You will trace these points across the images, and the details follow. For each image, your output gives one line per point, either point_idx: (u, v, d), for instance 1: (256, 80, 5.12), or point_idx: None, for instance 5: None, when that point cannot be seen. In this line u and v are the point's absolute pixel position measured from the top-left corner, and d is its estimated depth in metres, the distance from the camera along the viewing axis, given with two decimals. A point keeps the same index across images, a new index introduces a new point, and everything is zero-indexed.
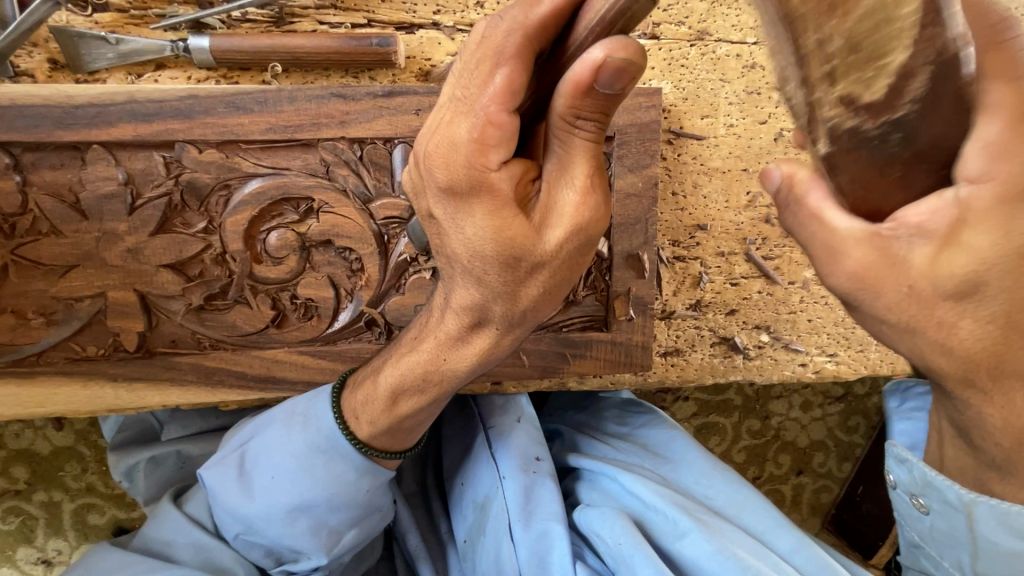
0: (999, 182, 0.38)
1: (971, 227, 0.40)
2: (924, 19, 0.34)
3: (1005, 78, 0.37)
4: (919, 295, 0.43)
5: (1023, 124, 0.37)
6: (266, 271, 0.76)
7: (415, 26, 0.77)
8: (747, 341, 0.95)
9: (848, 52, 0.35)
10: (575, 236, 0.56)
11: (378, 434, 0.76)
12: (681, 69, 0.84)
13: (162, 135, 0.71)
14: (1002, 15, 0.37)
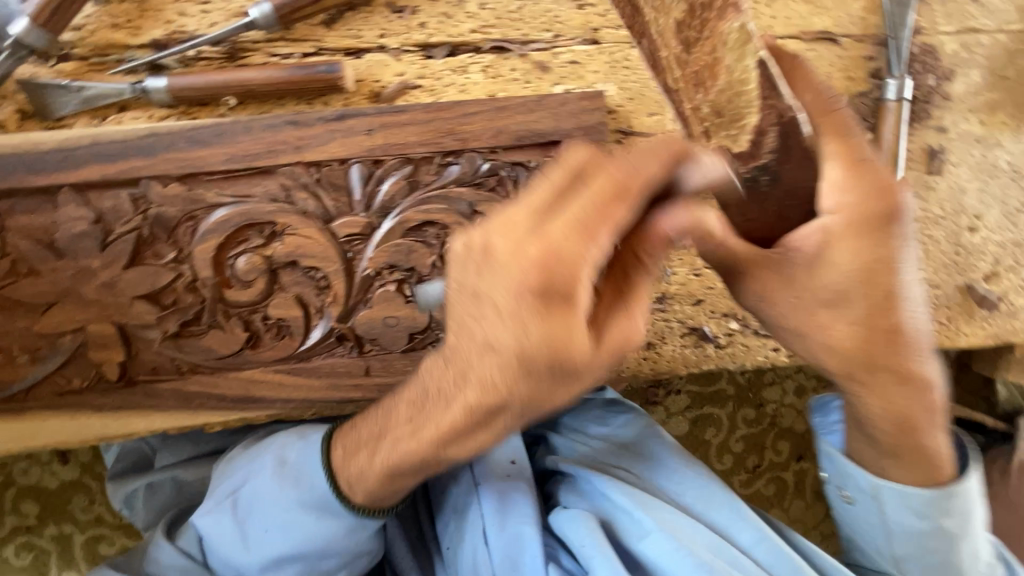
0: (848, 213, 0.60)
1: (837, 248, 0.61)
2: (763, 95, 0.59)
3: (838, 136, 0.60)
4: (800, 304, 0.65)
5: (854, 166, 0.60)
6: (237, 295, 0.80)
7: (362, 50, 0.80)
8: (716, 330, 0.96)
9: (716, 115, 0.63)
10: (614, 360, 0.58)
11: (376, 499, 0.78)
12: (625, 71, 0.86)
13: (129, 173, 0.75)
14: (833, 93, 0.60)
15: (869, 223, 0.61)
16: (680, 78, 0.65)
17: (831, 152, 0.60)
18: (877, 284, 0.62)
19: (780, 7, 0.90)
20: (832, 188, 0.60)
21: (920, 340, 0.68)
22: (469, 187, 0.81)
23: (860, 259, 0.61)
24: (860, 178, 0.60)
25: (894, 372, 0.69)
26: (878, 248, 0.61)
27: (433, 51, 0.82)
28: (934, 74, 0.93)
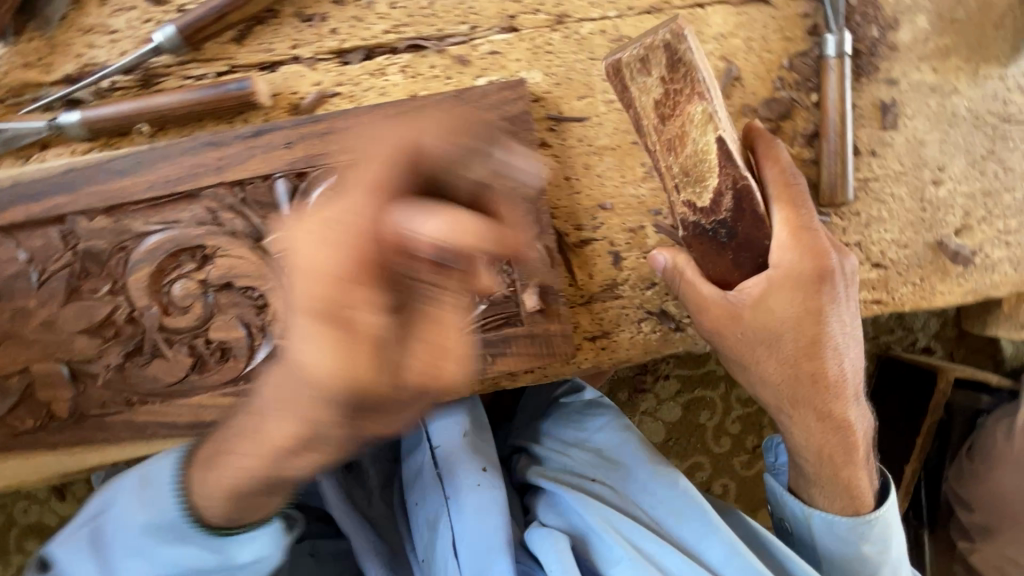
0: (788, 269, 0.79)
1: (776, 297, 0.79)
2: (724, 164, 0.75)
3: (786, 205, 0.80)
4: (743, 339, 0.81)
5: (796, 232, 0.79)
6: (176, 321, 0.79)
7: (276, 64, 0.80)
8: (677, 312, 0.93)
9: (683, 175, 0.77)
10: (428, 388, 0.47)
11: (229, 515, 0.69)
12: (548, 55, 0.84)
13: (54, 211, 0.75)
14: (792, 170, 0.81)
15: (807, 279, 0.79)
16: (656, 141, 0.76)
17: (782, 216, 0.80)
18: (807, 329, 0.80)
19: None
20: (781, 245, 0.79)
21: (847, 377, 0.85)
22: None
23: (792, 308, 0.79)
24: (801, 241, 0.79)
25: (826, 396, 0.85)
26: (812, 300, 0.79)
27: (348, 56, 0.81)
28: (877, 25, 0.89)
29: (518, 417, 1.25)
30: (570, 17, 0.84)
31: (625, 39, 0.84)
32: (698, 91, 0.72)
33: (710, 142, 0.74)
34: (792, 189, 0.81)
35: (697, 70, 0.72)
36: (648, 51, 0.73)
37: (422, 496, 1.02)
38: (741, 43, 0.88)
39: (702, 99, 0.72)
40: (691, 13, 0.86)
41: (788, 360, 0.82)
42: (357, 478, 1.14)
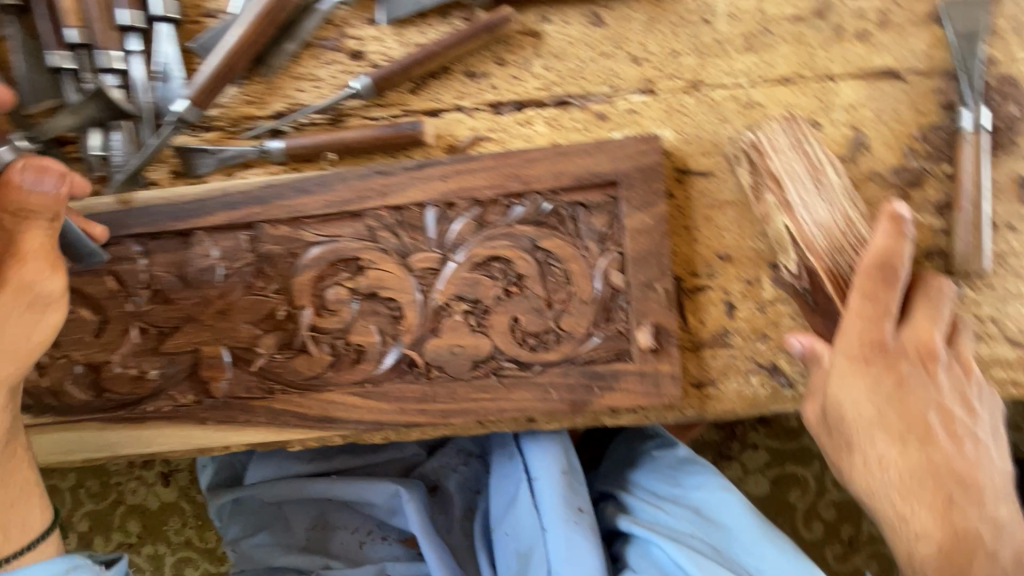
0: (857, 354, 0.79)
1: (843, 384, 0.80)
2: (794, 241, 0.82)
3: (859, 292, 0.79)
4: (830, 424, 0.83)
5: (866, 320, 0.78)
6: (325, 322, 0.89)
7: (442, 111, 0.92)
8: (789, 369, 0.92)
9: (777, 242, 0.86)
10: (26, 295, 0.73)
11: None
12: (680, 116, 0.91)
13: (247, 218, 0.89)
14: (884, 250, 0.78)
15: (873, 364, 0.79)
16: (760, 213, 0.87)
17: (854, 305, 0.79)
18: (882, 411, 0.79)
19: (838, 49, 0.90)
20: (847, 331, 0.79)
21: (949, 462, 0.79)
22: (531, 225, 0.88)
23: (859, 395, 0.79)
24: (867, 330, 0.78)
25: (924, 486, 0.78)
26: (881, 388, 0.78)
27: (502, 108, 0.92)
28: (1015, 103, 0.90)
29: (613, 463, 1.21)
30: (704, 84, 0.91)
31: (757, 105, 0.90)
32: (772, 182, 0.83)
33: (780, 226, 0.83)
34: (879, 273, 0.78)
35: (769, 163, 0.83)
36: (738, 154, 0.88)
37: (513, 527, 1.01)
38: (871, 113, 0.90)
39: (776, 189, 0.82)
40: (822, 86, 0.90)
41: (873, 448, 0.79)
42: (441, 504, 1.15)
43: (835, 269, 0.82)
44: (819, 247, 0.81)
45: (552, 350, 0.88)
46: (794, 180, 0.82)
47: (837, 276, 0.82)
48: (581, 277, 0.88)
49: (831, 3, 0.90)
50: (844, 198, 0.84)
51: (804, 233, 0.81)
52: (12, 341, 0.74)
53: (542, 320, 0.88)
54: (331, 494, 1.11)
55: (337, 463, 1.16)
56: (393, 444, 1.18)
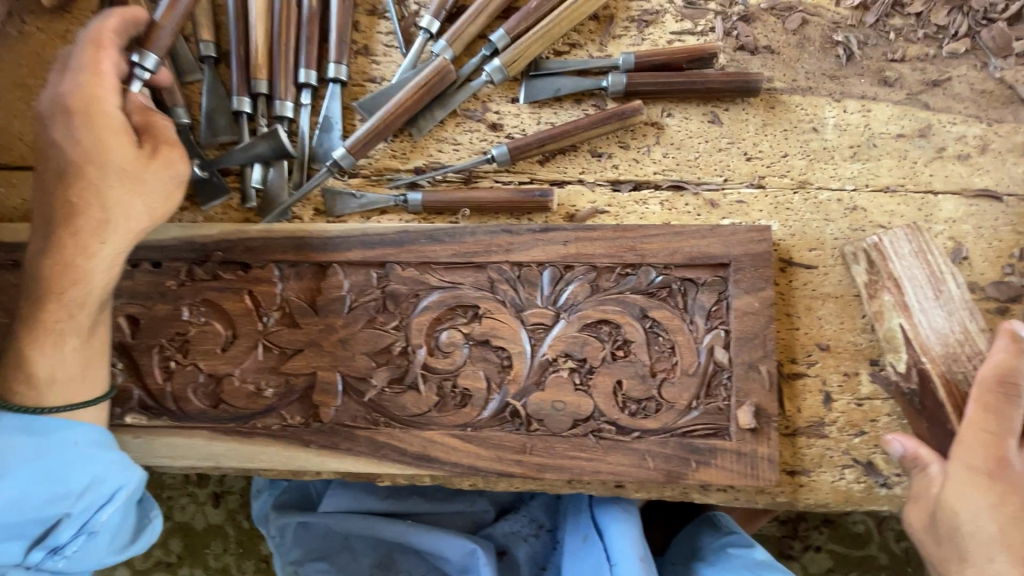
0: (977, 465, 0.78)
1: (961, 493, 0.78)
2: (907, 342, 0.87)
3: (980, 404, 0.80)
4: (939, 534, 0.80)
5: (985, 431, 0.79)
6: (436, 362, 0.94)
7: (565, 182, 1.01)
8: (885, 468, 0.92)
9: (886, 342, 0.89)
10: (166, 171, 0.86)
11: (67, 385, 0.87)
12: (787, 211, 0.98)
13: (380, 258, 0.97)
14: (1006, 368, 0.80)
15: (996, 478, 0.77)
16: (870, 311, 0.91)
17: (975, 415, 0.80)
18: (1003, 529, 0.75)
19: (939, 166, 0.96)
20: (967, 440, 0.80)
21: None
22: (643, 295, 0.93)
23: (979, 507, 0.76)
24: (987, 443, 0.79)
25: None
26: (1004, 502, 0.76)
27: (620, 185, 1.00)
28: None
29: (680, 554, 1.19)
30: (812, 184, 0.98)
31: (861, 209, 0.96)
32: (892, 283, 0.88)
33: (895, 326, 0.87)
34: (1000, 388, 0.80)
35: (890, 266, 0.88)
36: (855, 252, 0.92)
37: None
38: (971, 229, 0.95)
39: (895, 291, 0.87)
40: (924, 199, 0.96)
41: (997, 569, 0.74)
42: (506, 567, 1.21)
43: (948, 378, 0.85)
44: (936, 352, 0.85)
45: (652, 419, 0.91)
46: (915, 285, 0.87)
47: (952, 386, 0.84)
48: (686, 349, 0.92)
49: (935, 125, 0.97)
50: (964, 308, 0.86)
51: (919, 336, 0.86)
52: (151, 204, 0.86)
53: (645, 386, 0.91)
54: (407, 540, 1.16)
55: (409, 505, 1.21)
56: (466, 498, 1.23)
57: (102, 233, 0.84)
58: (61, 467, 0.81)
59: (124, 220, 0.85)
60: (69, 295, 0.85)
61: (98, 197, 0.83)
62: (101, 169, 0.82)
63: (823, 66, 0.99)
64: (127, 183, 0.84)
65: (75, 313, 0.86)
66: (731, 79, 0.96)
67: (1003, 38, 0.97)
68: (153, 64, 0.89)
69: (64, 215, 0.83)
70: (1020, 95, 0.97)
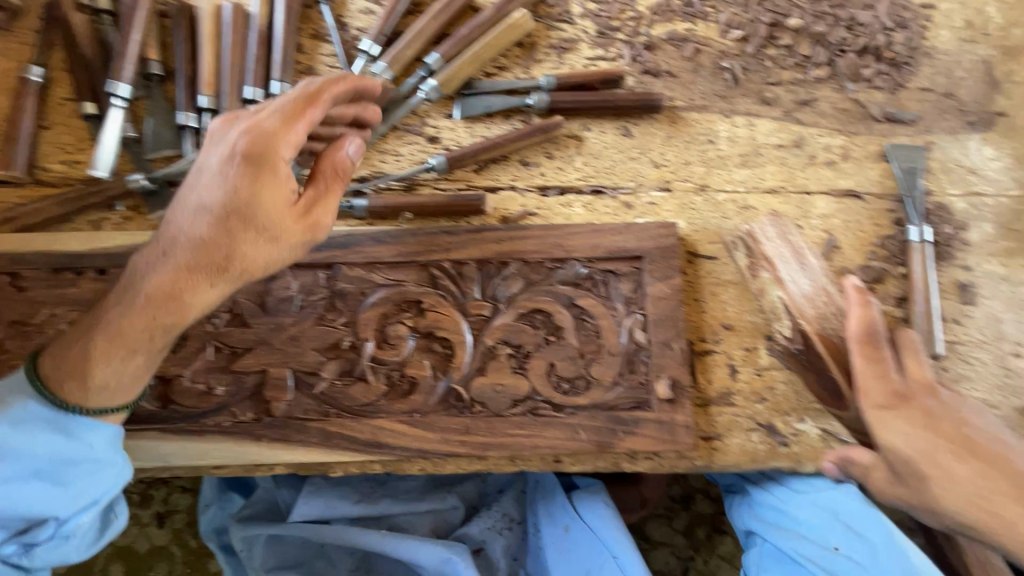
0: (881, 403, 0.90)
1: (884, 430, 0.88)
2: (785, 305, 1.00)
3: (864, 355, 0.93)
4: (894, 473, 0.90)
5: (872, 376, 0.91)
6: (384, 353, 1.01)
7: (498, 188, 1.12)
8: (783, 428, 1.06)
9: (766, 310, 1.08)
10: (308, 231, 0.84)
11: (104, 392, 0.84)
12: (691, 210, 1.13)
13: (328, 260, 1.04)
14: (865, 320, 0.94)
15: (902, 408, 0.89)
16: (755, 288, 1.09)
17: (861, 364, 0.92)
18: (933, 439, 0.86)
19: (812, 170, 1.14)
20: (866, 388, 0.91)
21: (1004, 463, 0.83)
22: (570, 285, 1.05)
23: (908, 434, 0.87)
24: (881, 382, 0.91)
25: (1013, 499, 0.80)
26: (922, 422, 0.87)
27: (547, 191, 1.13)
28: (950, 225, 1.13)
29: None
30: (711, 187, 1.13)
31: (751, 207, 1.13)
32: (766, 262, 1.03)
33: (775, 299, 1.05)
34: (867, 338, 0.93)
35: (762, 247, 1.03)
36: (738, 239, 1.08)
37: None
38: (840, 222, 1.13)
39: (771, 268, 1.02)
40: (801, 198, 1.13)
41: (946, 475, 0.84)
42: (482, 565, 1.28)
43: (823, 333, 0.98)
44: (807, 313, 0.99)
45: (583, 395, 1.01)
46: (782, 261, 1.02)
47: (827, 342, 0.97)
48: (609, 332, 1.03)
49: (806, 137, 1.16)
50: (824, 275, 1.01)
51: (794, 302, 1.00)
52: (279, 256, 0.83)
53: (575, 366, 1.02)
54: (383, 548, 1.23)
55: (382, 508, 1.30)
56: (435, 496, 1.33)
57: (216, 277, 0.80)
58: (74, 464, 0.84)
59: (244, 269, 0.81)
60: (164, 319, 0.81)
61: (229, 241, 0.79)
62: (243, 218, 0.79)
63: (714, 88, 1.17)
64: (267, 236, 0.81)
65: (159, 336, 0.83)
66: (638, 98, 1.12)
67: (855, 66, 1.18)
68: (125, 91, 1.05)
69: (192, 241, 0.80)
70: (870, 113, 1.17)
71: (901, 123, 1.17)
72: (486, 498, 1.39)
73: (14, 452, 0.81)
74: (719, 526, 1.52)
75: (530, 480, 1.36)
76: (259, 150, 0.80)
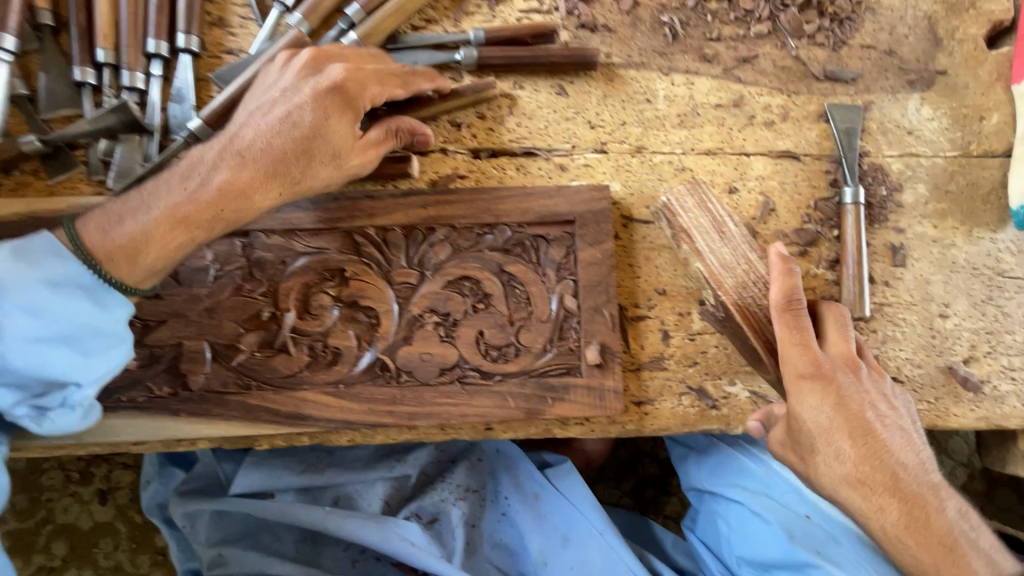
0: (801, 373, 0.90)
1: (801, 403, 0.90)
2: (707, 275, 0.98)
3: (787, 323, 0.92)
4: (795, 444, 0.93)
5: (795, 345, 0.91)
6: (305, 324, 0.98)
7: (427, 150, 1.07)
8: (713, 391, 1.07)
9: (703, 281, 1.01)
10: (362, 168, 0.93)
11: (147, 265, 0.86)
12: (627, 173, 1.10)
13: (244, 227, 0.99)
14: (790, 287, 0.92)
15: (817, 379, 0.90)
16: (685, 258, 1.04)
17: (783, 332, 0.92)
18: (839, 419, 0.89)
19: (750, 131, 1.12)
20: (786, 358, 0.91)
21: (893, 454, 0.90)
22: (500, 252, 1.02)
23: (818, 407, 0.89)
24: (802, 351, 0.91)
25: (891, 494, 0.88)
26: (834, 399, 0.89)
27: (479, 153, 1.08)
28: (885, 186, 1.13)
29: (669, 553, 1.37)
30: (647, 148, 1.10)
31: (688, 169, 1.10)
32: (683, 234, 1.00)
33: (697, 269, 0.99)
34: (790, 305, 0.92)
35: (679, 220, 1.00)
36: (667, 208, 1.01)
37: (583, 565, 1.21)
38: (777, 184, 1.11)
39: (689, 241, 0.99)
40: (738, 159, 1.11)
41: (839, 452, 0.89)
42: (434, 534, 1.23)
43: (741, 303, 0.97)
44: (725, 284, 0.97)
45: (511, 362, 1.00)
46: (701, 232, 0.99)
47: (744, 311, 0.96)
48: (539, 298, 1.01)
49: (745, 97, 1.12)
50: (745, 243, 1.00)
51: (714, 273, 0.98)
52: (332, 178, 0.92)
53: (504, 334, 1.00)
54: (327, 526, 1.17)
55: (327, 478, 1.23)
56: (384, 465, 1.27)
57: (280, 183, 0.88)
58: (94, 334, 0.85)
59: (304, 181, 0.89)
60: (228, 211, 0.87)
61: (303, 159, 0.88)
62: (320, 140, 0.88)
63: (653, 43, 1.12)
64: (332, 161, 0.90)
65: (218, 227, 0.88)
66: (572, 54, 1.06)
67: (797, 21, 1.14)
68: (13, 44, 0.95)
69: (272, 148, 0.87)
70: (810, 71, 1.14)
71: (842, 81, 1.14)
72: (442, 466, 1.32)
73: (45, 312, 0.82)
74: (665, 488, 1.56)
75: (490, 449, 1.32)
76: (354, 91, 0.89)
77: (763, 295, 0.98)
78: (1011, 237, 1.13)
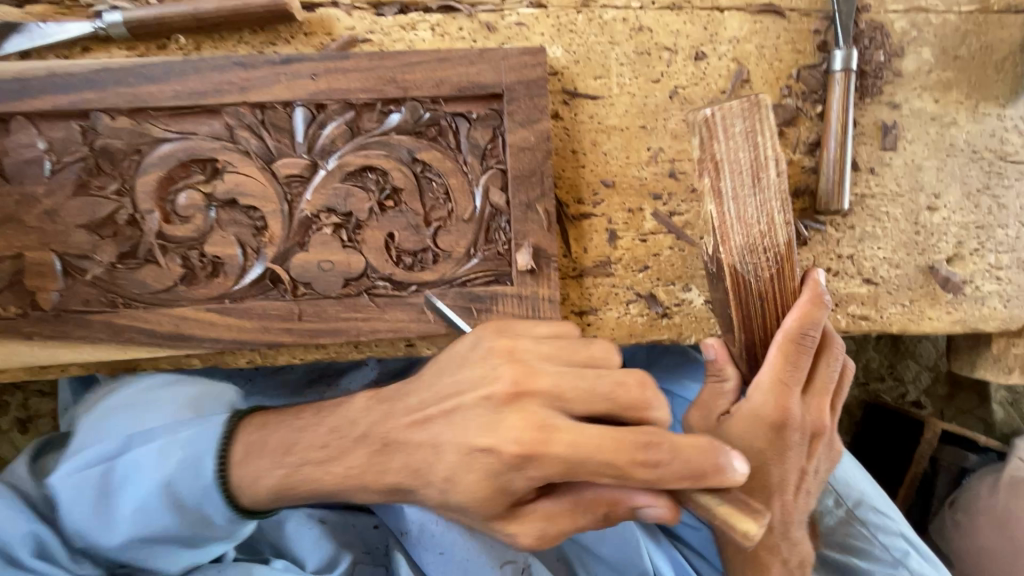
0: (757, 408, 0.78)
1: (738, 426, 0.79)
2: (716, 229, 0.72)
3: (782, 354, 0.77)
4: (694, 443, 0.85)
5: (777, 380, 0.78)
6: (174, 229, 0.80)
7: (316, 5, 0.84)
8: (665, 299, 0.94)
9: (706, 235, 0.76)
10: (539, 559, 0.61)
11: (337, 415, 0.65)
12: (570, 33, 0.88)
13: (80, 105, 0.78)
14: (813, 328, 0.77)
15: (770, 422, 0.79)
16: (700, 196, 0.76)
17: (773, 364, 0.78)
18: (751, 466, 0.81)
19: None
20: (757, 390, 0.78)
21: (781, 512, 0.87)
22: (410, 135, 0.83)
23: (743, 444, 0.80)
24: (778, 390, 0.78)
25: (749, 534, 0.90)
26: (767, 448, 0.80)
27: (383, 9, 0.85)
28: (884, 51, 0.93)
29: None
30: (595, 1, 0.88)
31: (645, 29, 0.89)
32: (711, 163, 0.70)
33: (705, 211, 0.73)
34: (796, 345, 0.77)
35: (713, 146, 0.69)
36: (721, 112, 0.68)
37: None
38: (754, 48, 0.91)
39: (712, 174, 0.70)
40: (709, 16, 0.90)
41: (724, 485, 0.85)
42: None
43: (738, 269, 0.74)
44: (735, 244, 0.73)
45: (429, 270, 0.85)
46: (734, 172, 0.70)
47: (743, 282, 0.74)
48: (460, 193, 0.84)
49: None
50: (778, 198, 0.73)
51: (724, 226, 0.72)
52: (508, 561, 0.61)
53: (418, 237, 0.84)
54: None
55: None
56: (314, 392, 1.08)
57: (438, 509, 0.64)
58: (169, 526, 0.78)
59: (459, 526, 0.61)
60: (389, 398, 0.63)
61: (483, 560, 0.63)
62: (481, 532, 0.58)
63: None
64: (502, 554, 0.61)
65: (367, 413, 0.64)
66: None
67: None
68: None
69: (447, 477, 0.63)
70: None
71: None
72: None
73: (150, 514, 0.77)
74: None
75: None
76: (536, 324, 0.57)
77: (768, 268, 0.75)
78: (1021, 113, 0.96)
